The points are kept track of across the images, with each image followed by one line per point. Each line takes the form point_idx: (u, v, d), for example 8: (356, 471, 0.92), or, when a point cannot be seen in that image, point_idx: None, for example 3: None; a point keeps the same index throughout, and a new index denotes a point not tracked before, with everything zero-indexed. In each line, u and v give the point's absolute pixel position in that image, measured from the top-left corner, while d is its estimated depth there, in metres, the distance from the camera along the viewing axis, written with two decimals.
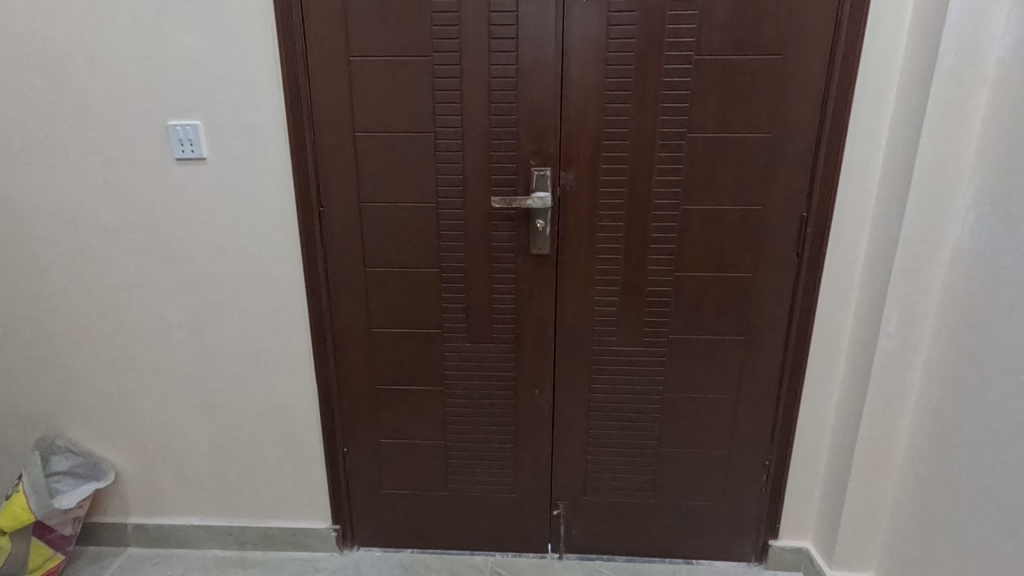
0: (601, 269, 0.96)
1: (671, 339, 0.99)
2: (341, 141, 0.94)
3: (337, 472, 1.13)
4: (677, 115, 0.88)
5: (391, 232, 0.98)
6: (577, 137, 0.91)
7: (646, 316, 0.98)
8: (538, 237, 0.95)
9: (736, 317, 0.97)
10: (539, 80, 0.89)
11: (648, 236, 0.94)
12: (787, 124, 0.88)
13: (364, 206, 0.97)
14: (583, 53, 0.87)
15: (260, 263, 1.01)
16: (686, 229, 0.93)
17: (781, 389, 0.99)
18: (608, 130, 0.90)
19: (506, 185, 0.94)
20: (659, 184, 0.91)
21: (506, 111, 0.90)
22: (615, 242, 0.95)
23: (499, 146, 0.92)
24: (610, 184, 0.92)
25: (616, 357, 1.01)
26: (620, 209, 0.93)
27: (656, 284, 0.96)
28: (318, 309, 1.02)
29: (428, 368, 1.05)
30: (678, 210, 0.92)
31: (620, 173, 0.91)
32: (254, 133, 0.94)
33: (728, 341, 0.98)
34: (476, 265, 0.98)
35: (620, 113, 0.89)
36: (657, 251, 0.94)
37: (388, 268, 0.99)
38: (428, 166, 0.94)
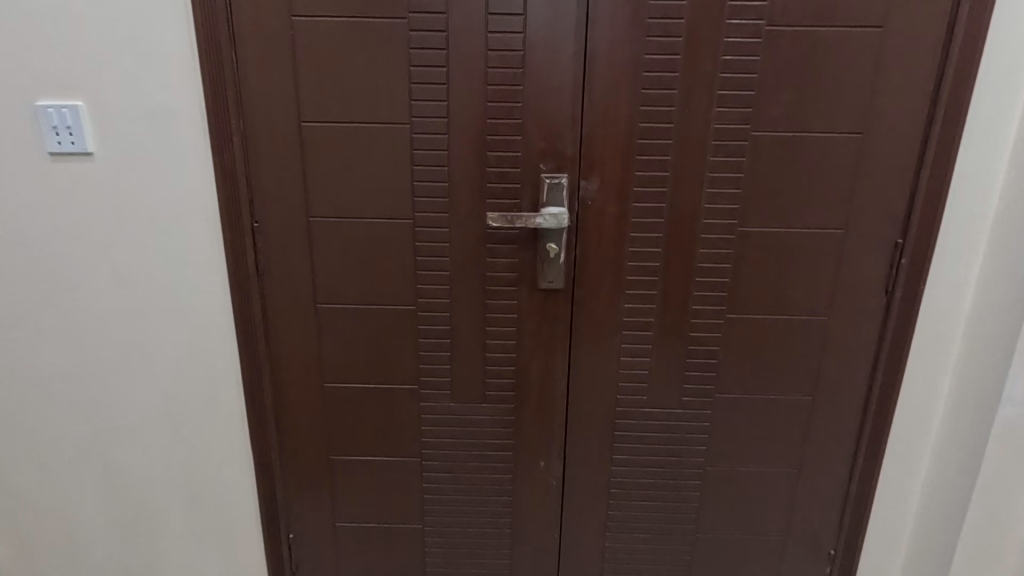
0: (630, 309, 0.73)
1: (717, 398, 0.76)
2: (282, 134, 0.69)
3: (280, 564, 0.87)
4: (738, 106, 0.66)
5: (350, 257, 0.73)
6: (604, 135, 0.67)
7: (686, 369, 0.75)
8: (548, 265, 0.71)
9: (802, 371, 0.74)
10: (553, 55, 0.65)
11: (693, 266, 0.71)
12: (883, 121, 0.66)
13: (313, 221, 0.72)
14: (614, 19, 0.64)
15: (173, 296, 0.75)
16: (744, 258, 0.71)
17: (855, 462, 0.78)
18: (644, 126, 0.67)
19: (506, 196, 0.70)
20: (711, 198, 0.69)
21: (509, 97, 0.67)
22: (650, 273, 0.72)
23: (498, 143, 0.68)
24: (645, 198, 0.69)
25: (645, 421, 0.78)
26: (657, 230, 0.70)
27: (701, 328, 0.73)
28: (253, 357, 0.77)
29: (400, 433, 0.80)
30: (735, 232, 0.70)
31: (659, 182, 0.69)
32: (160, 120, 0.69)
33: (790, 402, 0.76)
34: (464, 301, 0.74)
35: (662, 102, 0.66)
36: (705, 286, 0.72)
37: (347, 303, 0.75)
38: (401, 169, 0.69)
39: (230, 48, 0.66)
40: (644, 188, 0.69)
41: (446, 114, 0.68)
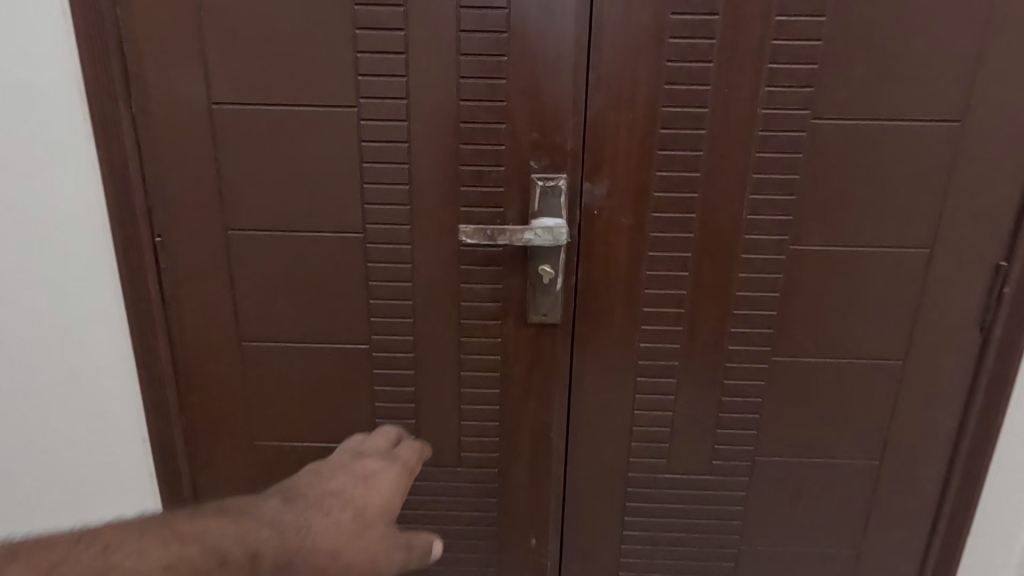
0: (647, 349, 0.57)
1: (757, 463, 0.60)
2: (189, 120, 0.52)
3: None
4: (794, 85, 0.49)
5: (283, 282, 0.56)
6: (616, 122, 0.51)
7: (718, 424, 0.59)
8: (540, 293, 0.54)
9: (867, 430, 0.58)
10: (548, 15, 0.49)
11: (729, 295, 0.55)
12: (987, 107, 0.49)
13: (234, 235, 0.55)
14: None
15: (49, 332, 0.57)
16: (797, 285, 0.54)
17: (930, 541, 0.61)
18: (668, 111, 0.50)
19: (486, 203, 0.53)
20: (755, 206, 0.52)
21: (489, 71, 0.50)
22: (674, 304, 0.55)
23: (475, 134, 0.52)
24: (668, 206, 0.53)
25: (665, 490, 0.61)
26: (684, 248, 0.54)
27: (739, 374, 0.57)
28: (161, 409, 0.59)
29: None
30: (785, 251, 0.53)
31: (687, 186, 0.52)
32: (20, 98, 0.51)
33: (850, 468, 0.59)
34: (432, 338, 0.57)
35: (694, 79, 0.50)
36: (744, 321, 0.55)
37: (280, 340, 0.58)
38: (347, 167, 0.53)
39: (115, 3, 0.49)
40: (667, 193, 0.52)
41: (405, 95, 0.51)
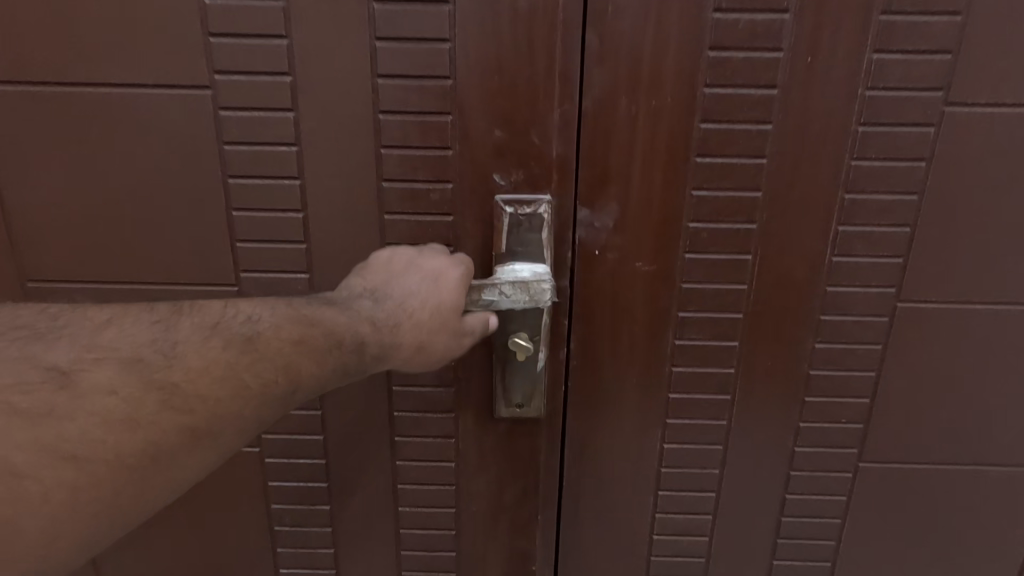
0: (674, 453, 0.38)
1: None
2: None
3: None
4: (920, 50, 0.30)
5: None
6: (630, 112, 0.32)
7: (778, 552, 0.40)
8: (513, 375, 0.36)
9: (993, 561, 0.40)
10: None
11: (800, 372, 0.36)
12: None
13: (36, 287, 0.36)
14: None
15: None
16: (905, 357, 0.36)
17: None
18: (715, 90, 0.31)
19: (427, 239, 0.34)
20: (847, 243, 0.34)
21: (423, 29, 0.31)
22: (715, 388, 0.37)
23: (404, 132, 0.32)
24: (711, 243, 0.34)
25: None
26: (733, 305, 0.35)
27: (809, 487, 0.39)
28: None
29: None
30: (889, 311, 0.35)
31: (742, 213, 0.33)
32: None
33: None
34: (353, 437, 0.38)
35: (756, 41, 0.30)
36: (820, 412, 0.37)
37: None
38: (207, 185, 0.34)
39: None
40: (709, 223, 0.34)
41: (291, 69, 0.32)
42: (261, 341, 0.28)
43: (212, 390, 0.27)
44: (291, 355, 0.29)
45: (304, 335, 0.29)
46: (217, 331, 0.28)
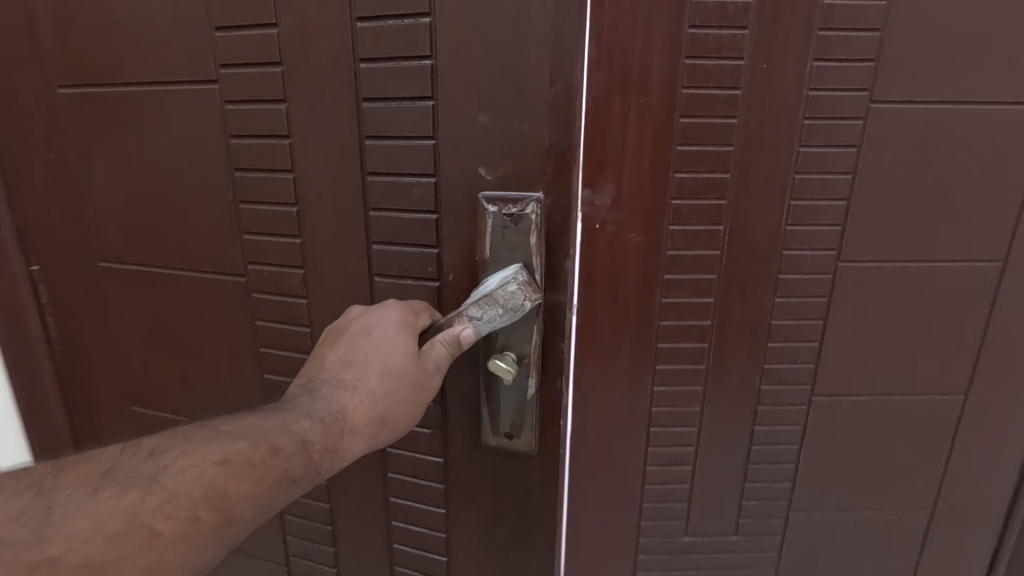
0: (663, 395, 0.45)
1: (793, 523, 0.50)
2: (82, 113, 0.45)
3: None
4: (851, 58, 0.38)
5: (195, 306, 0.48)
6: (622, 109, 0.39)
7: (750, 478, 0.48)
8: (497, 384, 0.40)
9: (921, 481, 0.49)
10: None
11: (765, 322, 0.44)
12: None
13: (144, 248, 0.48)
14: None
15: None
16: (846, 307, 0.44)
17: None
18: (689, 91, 0.38)
19: (418, 234, 0.39)
20: (799, 215, 0.41)
21: (409, 14, 0.34)
22: (692, 340, 0.44)
23: (406, 130, 0.37)
24: (691, 216, 0.41)
25: (674, 558, 0.51)
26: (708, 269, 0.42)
27: (773, 419, 0.47)
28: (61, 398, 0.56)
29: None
30: (833, 270, 0.43)
31: (715, 189, 0.41)
32: None
33: (897, 526, 0.50)
34: None
35: (723, 51, 0.38)
36: (782, 356, 0.45)
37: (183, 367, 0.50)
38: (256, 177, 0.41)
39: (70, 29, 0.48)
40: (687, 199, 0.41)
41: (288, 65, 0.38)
42: (165, 482, 0.27)
43: (108, 553, 0.24)
44: (216, 477, 0.28)
45: (228, 454, 0.28)
46: (109, 478, 0.26)
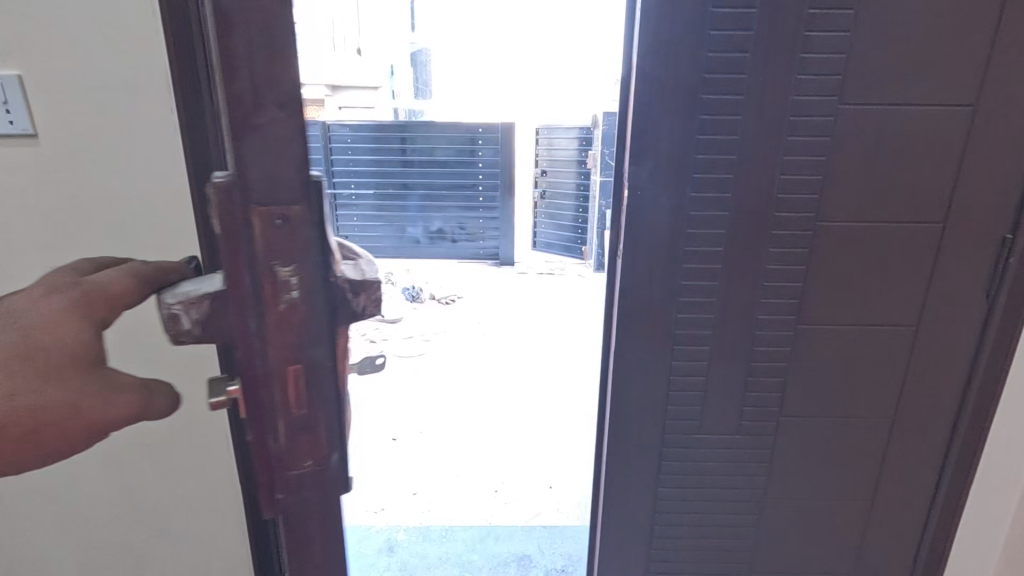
0: (694, 264, 1.03)
1: (792, 338, 1.06)
2: None
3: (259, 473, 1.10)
4: (814, 99, 0.91)
5: None
6: (669, 111, 0.94)
7: (763, 290, 1.03)
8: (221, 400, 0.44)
9: (891, 306, 1.02)
10: (650, 69, 0.91)
11: (773, 217, 0.98)
12: (948, 111, 0.90)
13: None
14: (702, 23, 0.89)
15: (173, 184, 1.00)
16: (812, 215, 0.98)
17: (963, 380, 1.05)
18: (732, 103, 0.92)
19: None
20: (787, 168, 0.95)
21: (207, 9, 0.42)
22: (704, 231, 1.00)
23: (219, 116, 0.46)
24: (711, 169, 0.96)
25: (716, 347, 1.08)
26: (709, 199, 0.98)
27: (736, 271, 1.02)
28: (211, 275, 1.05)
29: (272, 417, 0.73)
30: (812, 196, 0.97)
31: (717, 161, 0.96)
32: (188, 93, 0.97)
33: (871, 334, 1.04)
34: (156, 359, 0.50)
35: (727, 92, 0.92)
36: (786, 241, 0.99)
37: None
38: None
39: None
40: (682, 167, 0.96)
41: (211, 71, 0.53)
42: None
43: None
44: None
45: None
46: None
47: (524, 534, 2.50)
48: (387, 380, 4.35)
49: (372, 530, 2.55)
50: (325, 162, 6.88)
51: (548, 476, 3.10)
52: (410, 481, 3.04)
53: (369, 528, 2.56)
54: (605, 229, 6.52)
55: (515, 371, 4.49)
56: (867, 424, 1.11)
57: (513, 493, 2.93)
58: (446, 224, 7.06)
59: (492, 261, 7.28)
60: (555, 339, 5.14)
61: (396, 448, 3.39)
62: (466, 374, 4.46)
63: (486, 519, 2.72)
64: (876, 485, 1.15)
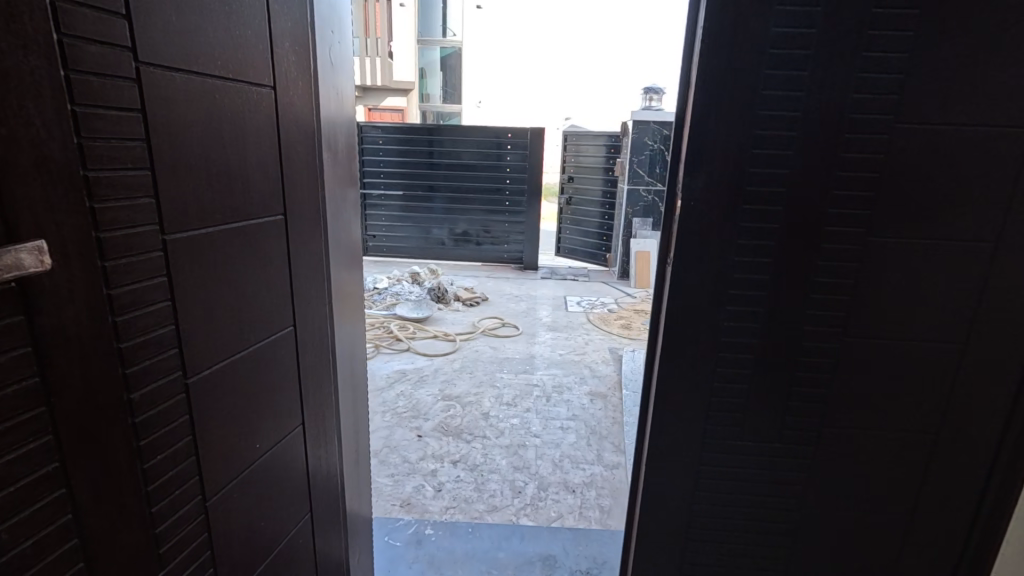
0: (741, 273, 1.07)
1: (836, 348, 1.09)
2: (230, 135, 1.00)
3: (281, 432, 1.25)
4: (868, 116, 0.95)
5: (193, 231, 0.93)
6: (726, 125, 0.98)
7: (810, 300, 1.07)
8: None
9: (935, 320, 1.04)
10: (709, 87, 0.96)
11: (822, 230, 1.02)
12: (1000, 133, 0.93)
13: (220, 204, 0.99)
14: (763, 43, 0.93)
15: (301, 178, 1.25)
16: (861, 229, 1.01)
17: (1010, 396, 1.05)
18: (785, 118, 0.96)
19: None
20: (839, 183, 0.99)
21: None
22: (753, 242, 1.05)
23: None
24: (762, 182, 1.01)
25: (758, 353, 1.11)
26: (761, 211, 1.02)
27: (783, 280, 1.06)
28: (295, 254, 1.26)
29: (111, 406, 0.78)
30: (865, 211, 1.00)
31: (769, 175, 1.00)
32: (293, 111, 1.20)
33: (916, 345, 1.07)
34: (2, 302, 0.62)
35: (782, 109, 0.96)
36: (834, 252, 1.03)
37: (211, 248, 0.98)
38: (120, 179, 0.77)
39: (261, 76, 1.07)
40: (735, 180, 1.01)
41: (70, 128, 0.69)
42: None
43: None
44: None
45: None
46: None
47: (550, 535, 2.54)
48: (415, 379, 4.44)
49: (402, 523, 2.63)
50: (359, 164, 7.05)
51: (573, 479, 3.14)
52: (437, 478, 3.12)
53: (399, 521, 2.64)
54: (633, 236, 6.53)
55: (540, 375, 4.53)
56: (906, 436, 1.13)
57: (539, 495, 2.98)
58: (473, 228, 7.16)
59: (518, 265, 7.35)
60: (581, 345, 5.17)
61: (424, 445, 3.48)
62: (492, 375, 4.52)
63: (510, 519, 2.77)
64: (910, 496, 1.17)
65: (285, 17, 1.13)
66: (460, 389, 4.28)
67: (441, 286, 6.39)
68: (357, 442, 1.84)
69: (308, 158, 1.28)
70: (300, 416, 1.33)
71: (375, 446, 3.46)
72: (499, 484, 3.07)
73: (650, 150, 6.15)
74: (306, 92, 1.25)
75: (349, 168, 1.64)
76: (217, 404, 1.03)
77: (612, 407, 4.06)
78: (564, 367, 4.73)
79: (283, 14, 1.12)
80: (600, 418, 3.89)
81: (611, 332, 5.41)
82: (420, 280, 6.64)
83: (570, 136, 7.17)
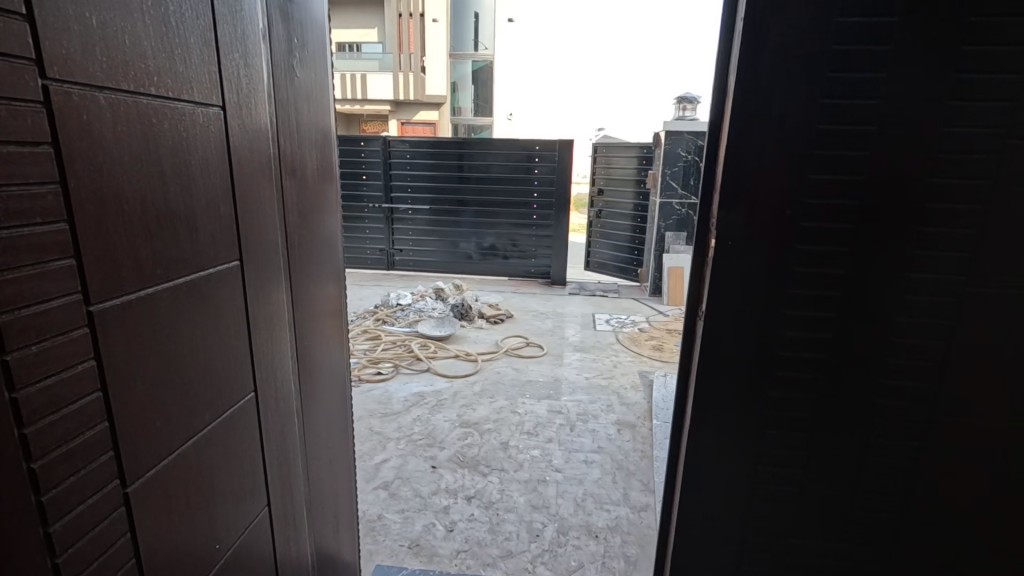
0: (792, 337, 0.77)
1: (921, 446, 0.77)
2: (177, 169, 0.79)
3: (246, 517, 1.04)
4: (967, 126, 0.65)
5: (132, 296, 0.71)
6: (773, 144, 0.70)
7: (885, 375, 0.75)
8: None
9: None
10: (749, 93, 0.69)
11: (898, 281, 0.72)
12: None
13: (163, 255, 0.77)
14: (825, 32, 0.65)
15: (256, 215, 1.04)
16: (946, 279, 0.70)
17: None
18: (854, 135, 0.68)
19: None
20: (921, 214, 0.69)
21: None
22: (811, 291, 0.75)
23: None
24: (822, 215, 0.72)
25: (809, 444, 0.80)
26: (820, 252, 0.73)
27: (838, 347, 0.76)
28: (252, 304, 1.04)
29: (20, 553, 0.56)
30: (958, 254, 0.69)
31: (829, 208, 0.71)
32: (245, 129, 0.99)
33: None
34: None
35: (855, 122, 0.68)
36: (916, 308, 0.72)
37: (157, 313, 0.76)
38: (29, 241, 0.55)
39: (205, 93, 0.86)
40: (790, 214, 0.72)
41: None
42: None
43: None
44: None
45: None
46: None
47: None
48: (432, 403, 4.20)
49: (405, 572, 2.35)
50: (385, 178, 6.96)
51: (596, 523, 2.81)
52: (449, 517, 2.84)
53: (403, 570, 2.35)
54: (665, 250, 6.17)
55: (565, 401, 4.24)
56: None
57: (559, 539, 2.68)
58: (501, 241, 6.93)
59: (545, 279, 7.07)
60: (609, 368, 4.84)
61: (438, 478, 3.21)
62: (513, 401, 4.24)
63: (527, 568, 2.47)
64: None
65: (234, 23, 0.93)
66: (479, 415, 4.02)
67: (467, 302, 6.15)
68: (338, 504, 1.59)
69: (264, 186, 1.07)
70: (265, 496, 1.12)
71: (387, 477, 3.20)
72: (516, 525, 2.77)
73: (686, 160, 5.83)
74: (259, 112, 1.04)
75: (325, 193, 1.43)
76: (164, 509, 0.80)
77: (641, 439, 3.71)
78: (592, 393, 4.40)
79: (233, 18, 0.92)
80: (628, 452, 3.56)
81: (642, 353, 5.06)
82: (444, 294, 6.42)
83: (601, 147, 6.90)
